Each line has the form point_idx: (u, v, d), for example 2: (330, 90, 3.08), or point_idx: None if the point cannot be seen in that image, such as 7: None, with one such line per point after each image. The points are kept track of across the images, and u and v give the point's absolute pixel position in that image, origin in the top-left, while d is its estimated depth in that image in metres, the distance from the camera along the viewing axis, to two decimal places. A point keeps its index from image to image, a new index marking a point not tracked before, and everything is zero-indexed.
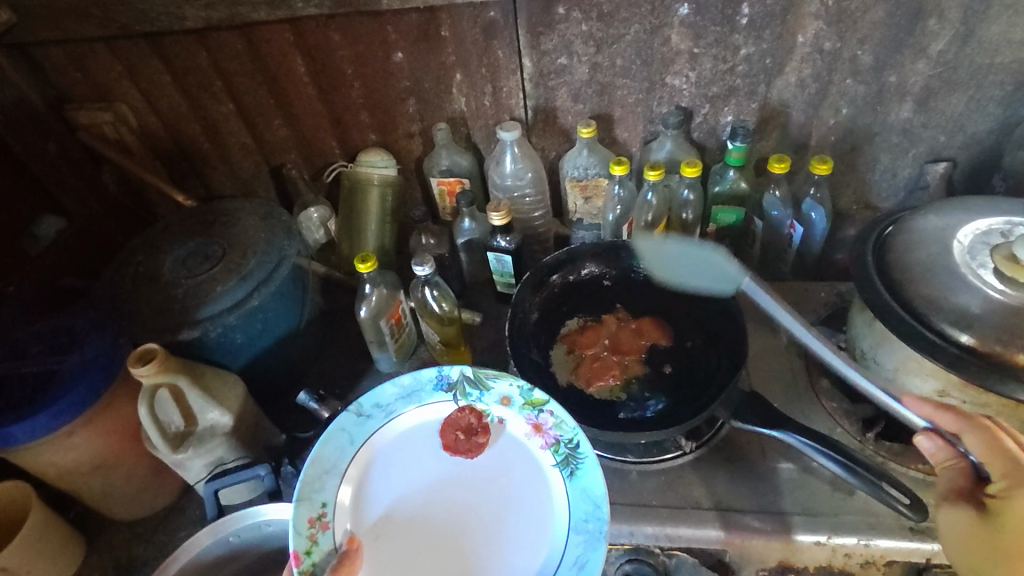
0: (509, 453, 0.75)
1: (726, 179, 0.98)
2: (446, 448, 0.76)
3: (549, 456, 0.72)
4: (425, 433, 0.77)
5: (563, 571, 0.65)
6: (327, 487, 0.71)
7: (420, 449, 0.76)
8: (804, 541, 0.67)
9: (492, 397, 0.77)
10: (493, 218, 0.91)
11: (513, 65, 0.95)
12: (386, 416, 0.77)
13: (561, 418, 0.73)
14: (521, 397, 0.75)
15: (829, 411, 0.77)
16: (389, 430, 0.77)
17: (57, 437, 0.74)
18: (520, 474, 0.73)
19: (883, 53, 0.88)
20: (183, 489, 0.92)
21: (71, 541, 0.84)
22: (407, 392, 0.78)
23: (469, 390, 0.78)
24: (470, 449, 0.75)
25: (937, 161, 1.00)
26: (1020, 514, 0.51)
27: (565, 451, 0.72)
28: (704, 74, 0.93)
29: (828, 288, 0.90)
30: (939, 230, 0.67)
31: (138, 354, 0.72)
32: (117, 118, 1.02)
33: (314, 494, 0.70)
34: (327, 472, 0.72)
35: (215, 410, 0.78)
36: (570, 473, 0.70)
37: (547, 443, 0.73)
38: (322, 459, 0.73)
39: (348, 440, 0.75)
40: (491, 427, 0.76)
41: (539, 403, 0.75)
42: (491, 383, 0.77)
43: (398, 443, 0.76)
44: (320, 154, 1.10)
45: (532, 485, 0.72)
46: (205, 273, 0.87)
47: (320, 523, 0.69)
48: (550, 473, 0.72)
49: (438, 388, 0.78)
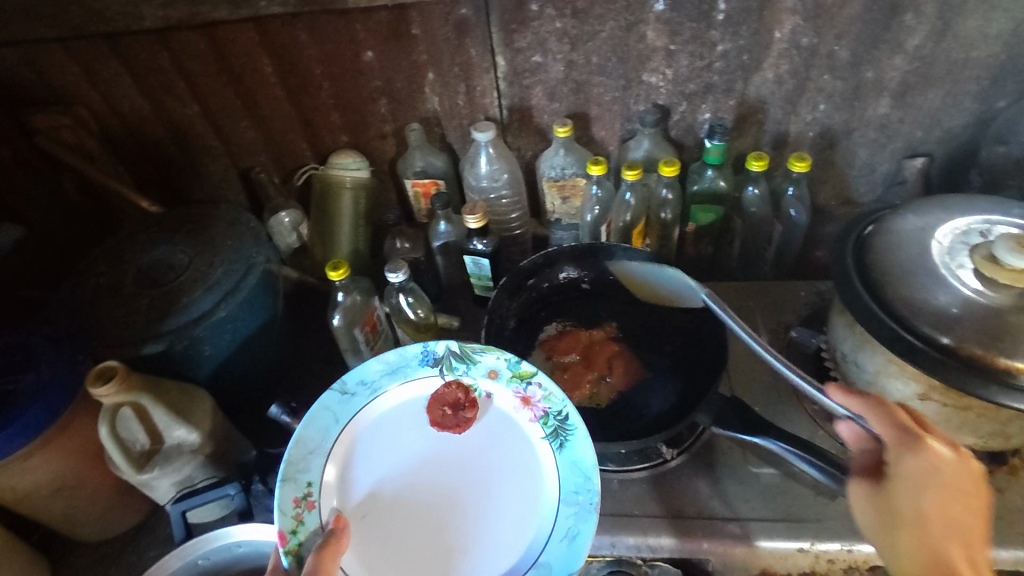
0: (498, 426, 0.73)
1: (704, 178, 0.97)
2: (432, 424, 0.74)
3: (538, 429, 0.71)
4: (411, 409, 0.75)
5: (553, 543, 0.64)
6: (312, 467, 0.69)
7: (407, 425, 0.74)
8: (788, 548, 0.66)
9: (479, 371, 0.75)
10: (469, 221, 0.89)
11: (486, 63, 0.92)
12: (371, 392, 0.74)
13: (549, 391, 0.71)
14: (509, 370, 0.74)
15: (811, 413, 0.76)
16: (374, 408, 0.74)
17: (14, 460, 0.70)
18: (509, 448, 0.72)
19: (860, 48, 0.87)
20: (152, 507, 0.89)
21: (31, 566, 0.80)
22: (392, 368, 0.75)
23: (456, 365, 0.75)
24: (458, 424, 0.74)
25: (914, 156, 0.99)
26: (910, 481, 0.52)
27: (554, 423, 0.70)
28: (680, 71, 0.91)
29: (808, 287, 0.88)
30: (918, 230, 0.66)
31: (98, 372, 0.69)
32: (76, 121, 0.98)
33: (298, 474, 0.68)
34: (312, 452, 0.70)
35: (181, 427, 0.75)
36: (560, 445, 0.69)
37: (535, 416, 0.71)
38: (306, 439, 0.70)
39: (332, 418, 0.72)
40: (479, 402, 0.74)
41: (527, 376, 0.73)
42: (477, 357, 0.75)
43: (383, 420, 0.74)
44: (290, 157, 1.07)
45: (523, 458, 0.71)
46: (172, 282, 0.84)
47: (304, 502, 0.66)
48: (540, 446, 0.70)
49: (424, 363, 0.76)
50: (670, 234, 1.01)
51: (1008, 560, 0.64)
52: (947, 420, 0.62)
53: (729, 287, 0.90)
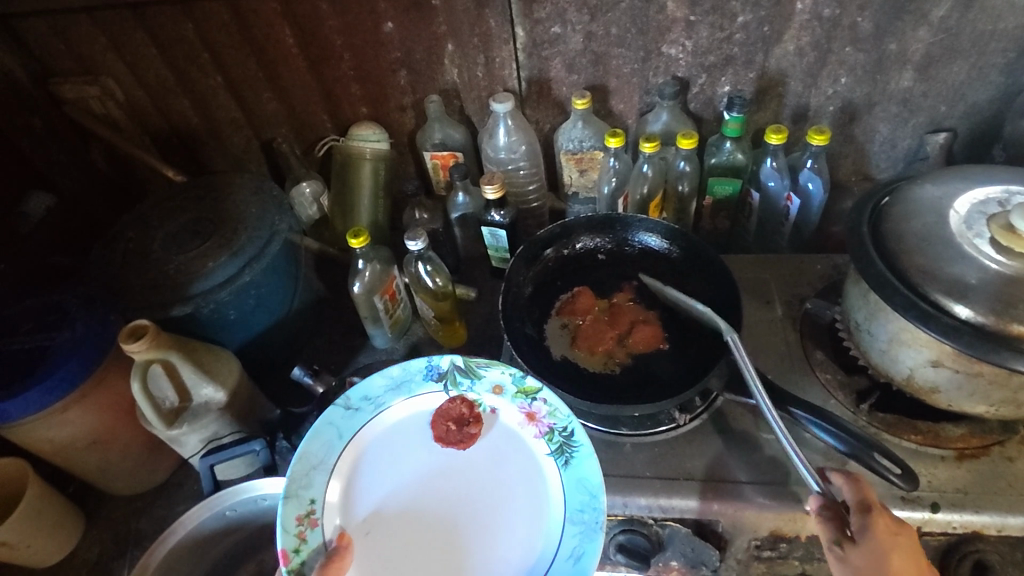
0: (504, 443, 0.73)
1: (723, 151, 0.96)
2: (437, 440, 0.74)
3: (543, 446, 0.71)
4: (416, 424, 0.75)
5: (559, 562, 0.64)
6: (315, 483, 0.69)
7: (412, 441, 0.74)
8: (798, 512, 0.67)
9: (483, 386, 0.75)
10: (487, 191, 0.90)
11: (506, 35, 0.92)
12: (375, 409, 0.75)
13: (554, 406, 0.72)
14: (513, 385, 0.74)
15: (824, 382, 0.75)
16: (379, 423, 0.75)
17: (50, 414, 0.73)
18: (515, 465, 0.71)
19: (884, 19, 0.86)
20: (178, 465, 0.92)
21: (67, 516, 0.84)
22: (396, 384, 0.76)
23: (460, 379, 0.76)
24: (463, 441, 0.74)
25: (937, 131, 0.98)
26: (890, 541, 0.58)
27: (559, 439, 0.70)
28: (700, 43, 0.91)
29: (825, 260, 0.88)
30: (936, 200, 0.66)
31: (130, 330, 0.71)
32: (104, 92, 1.01)
33: (302, 491, 0.68)
34: (315, 467, 0.70)
35: (209, 386, 0.78)
36: (565, 462, 0.69)
37: (540, 432, 0.71)
38: (309, 454, 0.71)
39: (336, 434, 0.73)
40: (484, 418, 0.75)
41: (532, 391, 0.73)
42: (481, 372, 0.75)
43: (389, 436, 0.75)
44: (311, 129, 1.09)
45: (528, 475, 0.70)
46: (197, 248, 0.86)
47: (307, 520, 0.67)
48: (544, 463, 0.70)
49: (428, 378, 0.76)
50: (687, 208, 1.01)
51: (1017, 526, 0.64)
52: (960, 388, 0.62)
53: (745, 259, 0.90)
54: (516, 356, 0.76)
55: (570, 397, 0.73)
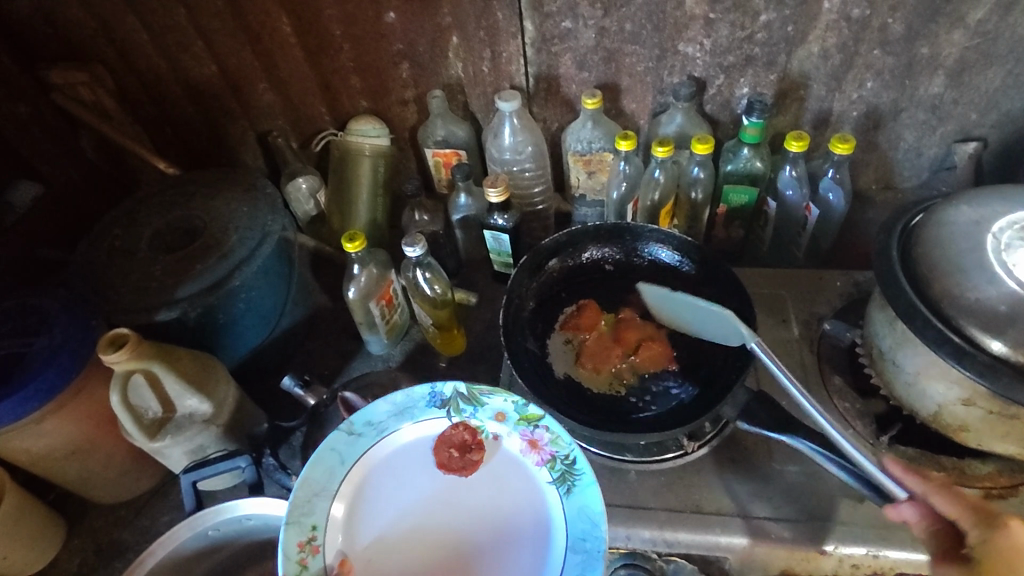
0: (508, 469, 0.69)
1: (740, 157, 0.91)
2: (439, 466, 0.70)
3: (545, 473, 0.67)
4: (418, 450, 0.71)
5: None
6: (318, 510, 0.66)
7: (413, 466, 0.70)
8: (810, 550, 0.64)
9: (486, 413, 0.71)
10: (490, 194, 0.86)
11: (513, 28, 0.87)
12: (379, 434, 0.71)
13: (558, 433, 0.68)
14: (515, 413, 0.70)
15: (841, 410, 0.71)
16: (381, 448, 0.71)
17: (27, 423, 0.70)
18: (518, 493, 0.68)
19: (917, 21, 0.81)
20: (165, 473, 0.89)
21: (47, 526, 0.81)
22: (399, 410, 0.72)
23: (463, 407, 0.72)
24: (465, 467, 0.70)
25: (966, 140, 0.93)
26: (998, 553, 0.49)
27: (561, 467, 0.67)
28: (720, 41, 0.86)
29: (845, 277, 0.83)
30: (973, 223, 0.61)
31: (109, 338, 0.68)
32: (93, 78, 0.95)
33: (304, 517, 0.65)
34: (318, 494, 0.67)
35: (193, 397, 0.74)
36: (567, 491, 0.65)
37: (542, 460, 0.68)
38: (312, 481, 0.67)
39: (339, 459, 0.69)
40: (487, 444, 0.70)
41: (534, 419, 0.69)
42: (485, 400, 0.71)
43: (392, 460, 0.71)
44: (309, 122, 1.04)
45: (530, 503, 0.67)
46: (187, 248, 0.83)
47: (309, 547, 0.64)
48: (546, 491, 0.67)
49: (430, 406, 0.72)
50: (699, 216, 0.97)
51: None
52: (992, 428, 0.59)
53: (760, 273, 0.85)
54: (516, 377, 0.72)
55: (579, 419, 0.69)
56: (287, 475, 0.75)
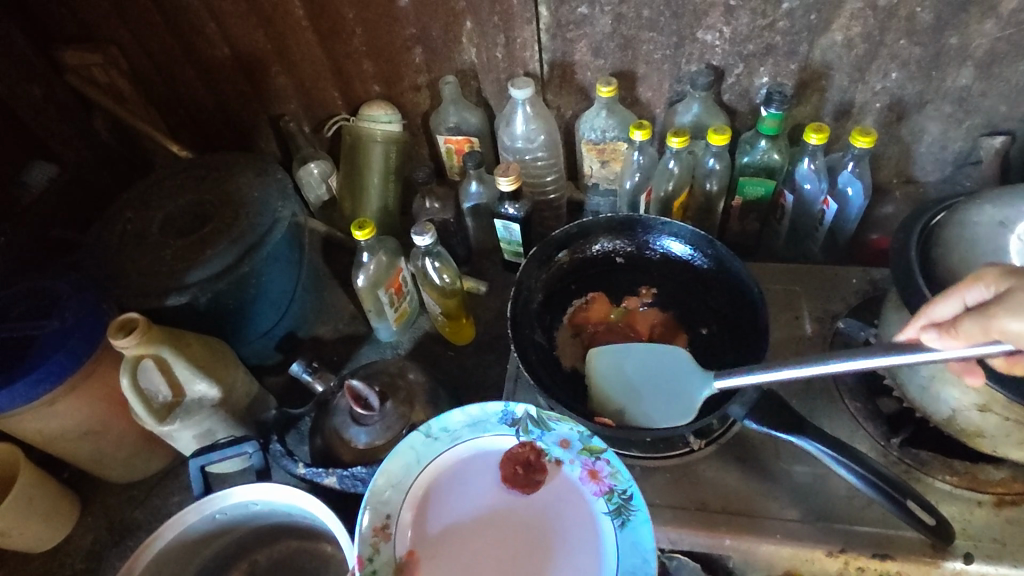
0: (568, 495, 0.67)
1: (757, 149, 0.89)
2: (503, 481, 0.68)
3: (601, 505, 0.65)
4: (485, 463, 0.69)
5: None
6: (393, 501, 0.67)
7: (479, 479, 0.69)
8: (816, 551, 0.63)
9: (553, 437, 0.69)
10: (502, 183, 0.85)
11: (528, 14, 0.85)
12: (453, 441, 0.70)
13: (618, 467, 0.66)
14: (580, 441, 0.68)
15: (852, 411, 0.70)
16: (450, 456, 0.70)
17: (40, 405, 0.71)
18: (575, 520, 0.65)
19: (946, 11, 0.78)
20: (175, 454, 0.90)
21: (61, 503, 0.83)
22: (472, 421, 0.71)
23: (532, 428, 0.70)
24: (528, 485, 0.68)
25: (993, 134, 0.91)
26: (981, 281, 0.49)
27: (618, 500, 0.64)
28: (739, 30, 0.83)
29: (861, 274, 0.82)
30: (998, 226, 0.59)
31: (119, 323, 0.68)
32: (107, 59, 0.95)
33: (380, 504, 0.66)
34: (394, 486, 0.67)
35: (202, 382, 0.75)
36: (621, 524, 0.63)
37: (600, 490, 0.65)
38: (391, 472, 0.68)
39: (414, 458, 0.69)
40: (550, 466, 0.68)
41: (597, 450, 0.67)
42: (553, 424, 0.69)
43: (460, 470, 0.69)
44: (322, 107, 1.03)
45: (585, 532, 0.64)
46: (198, 233, 0.83)
47: (382, 532, 0.65)
48: (602, 523, 0.64)
49: (502, 422, 0.70)
50: (713, 208, 0.95)
51: None
52: (1007, 434, 0.58)
53: (773, 267, 0.84)
54: (522, 371, 0.71)
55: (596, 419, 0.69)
56: (293, 462, 0.74)
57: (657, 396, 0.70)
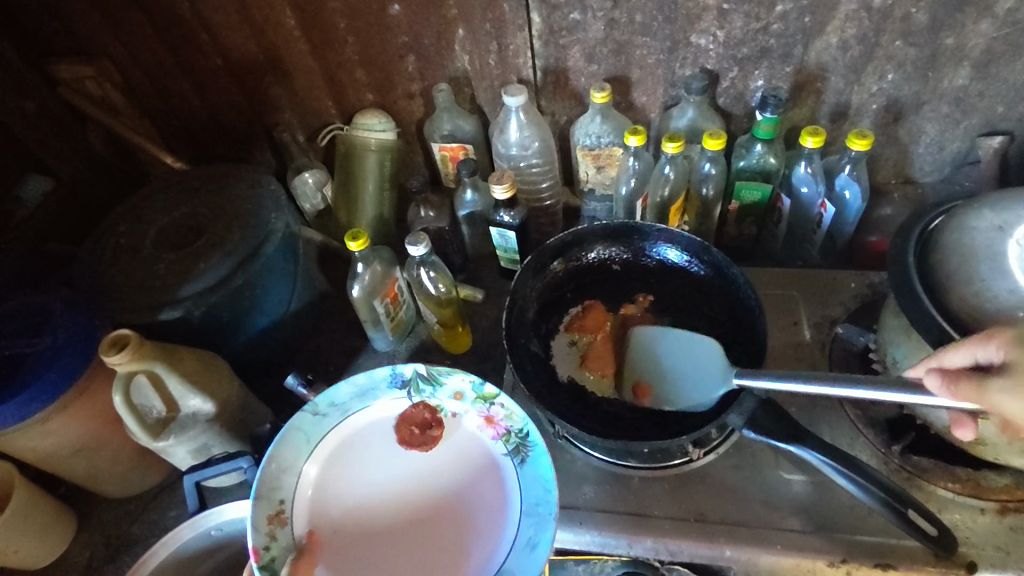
0: (468, 446, 0.72)
1: (752, 153, 0.89)
2: (401, 443, 0.73)
3: (499, 446, 0.71)
4: (380, 430, 0.74)
5: (516, 552, 0.65)
6: (285, 485, 0.69)
7: (374, 445, 0.73)
8: (819, 562, 0.62)
9: (445, 392, 0.74)
10: (496, 191, 0.84)
11: (520, 21, 0.85)
12: (343, 413, 0.74)
13: (512, 409, 0.71)
14: (472, 391, 0.73)
15: (853, 418, 0.70)
16: (344, 428, 0.74)
17: (33, 423, 0.71)
18: (478, 467, 0.71)
19: (942, 11, 0.77)
20: (172, 468, 0.89)
21: (58, 519, 0.83)
22: (361, 390, 0.75)
23: (422, 387, 0.74)
24: (426, 442, 0.73)
25: (991, 133, 0.90)
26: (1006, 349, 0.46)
27: (515, 440, 0.70)
28: (733, 33, 0.83)
29: (860, 277, 0.81)
30: (995, 229, 0.57)
31: (111, 340, 0.68)
32: (100, 72, 0.95)
33: (271, 492, 0.69)
34: (285, 470, 0.70)
35: (197, 398, 0.74)
36: (520, 462, 0.69)
37: (497, 434, 0.71)
38: (280, 456, 0.70)
39: (304, 438, 0.72)
40: (447, 421, 0.73)
41: (491, 396, 0.72)
42: (443, 379, 0.74)
43: (355, 440, 0.73)
44: (315, 116, 1.03)
45: (488, 476, 0.70)
46: (191, 246, 0.82)
47: (277, 519, 0.68)
48: (503, 463, 0.70)
49: (392, 385, 0.75)
50: (710, 212, 0.94)
51: None
52: (1008, 443, 0.57)
53: (771, 273, 0.83)
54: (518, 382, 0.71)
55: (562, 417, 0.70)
56: None
57: (682, 386, 0.70)
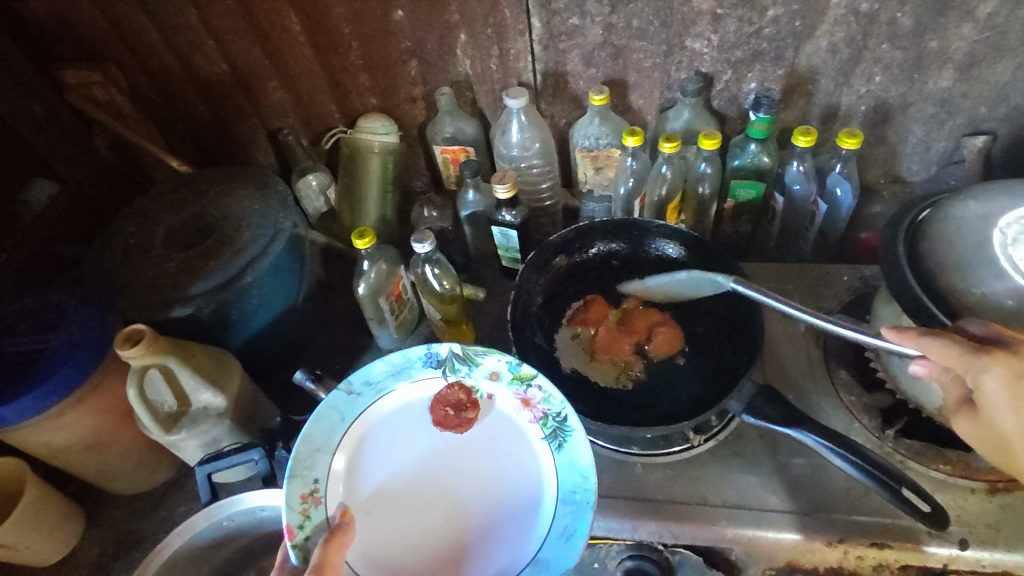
0: (501, 429, 0.73)
1: (747, 152, 0.92)
2: (436, 424, 0.74)
3: (537, 430, 0.72)
4: (415, 411, 0.75)
5: (551, 540, 0.66)
6: (319, 464, 0.70)
7: (410, 426, 0.75)
8: (816, 542, 0.64)
9: (480, 372, 0.75)
10: (498, 190, 0.86)
11: (521, 25, 0.87)
12: (377, 393, 0.75)
13: (549, 393, 0.72)
14: (509, 372, 0.74)
15: (848, 404, 0.72)
16: (378, 409, 0.75)
17: (48, 418, 0.72)
18: (512, 452, 0.72)
19: (925, 15, 0.80)
20: (180, 465, 0.90)
21: (67, 516, 0.83)
22: (396, 370, 0.76)
23: (458, 366, 0.76)
24: (461, 424, 0.74)
25: (975, 133, 0.93)
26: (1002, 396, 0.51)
27: (553, 424, 0.71)
28: (727, 37, 0.86)
29: (852, 270, 0.84)
30: (980, 219, 0.61)
31: (126, 335, 0.69)
32: (106, 77, 0.97)
33: (306, 470, 0.69)
34: (319, 449, 0.71)
35: (207, 392, 0.76)
36: (558, 446, 0.69)
37: (535, 417, 0.72)
38: (313, 437, 0.71)
39: (339, 417, 0.73)
40: (481, 403, 0.75)
41: (528, 377, 0.73)
42: (479, 359, 0.75)
43: (390, 420, 0.75)
44: (319, 119, 1.05)
45: (523, 460, 0.71)
46: (201, 245, 0.84)
47: (311, 498, 0.68)
48: (538, 447, 0.71)
49: (427, 365, 0.76)
50: (706, 211, 0.97)
51: None
52: None
53: (767, 268, 0.86)
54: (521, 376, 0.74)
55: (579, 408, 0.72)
56: None
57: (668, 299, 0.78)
